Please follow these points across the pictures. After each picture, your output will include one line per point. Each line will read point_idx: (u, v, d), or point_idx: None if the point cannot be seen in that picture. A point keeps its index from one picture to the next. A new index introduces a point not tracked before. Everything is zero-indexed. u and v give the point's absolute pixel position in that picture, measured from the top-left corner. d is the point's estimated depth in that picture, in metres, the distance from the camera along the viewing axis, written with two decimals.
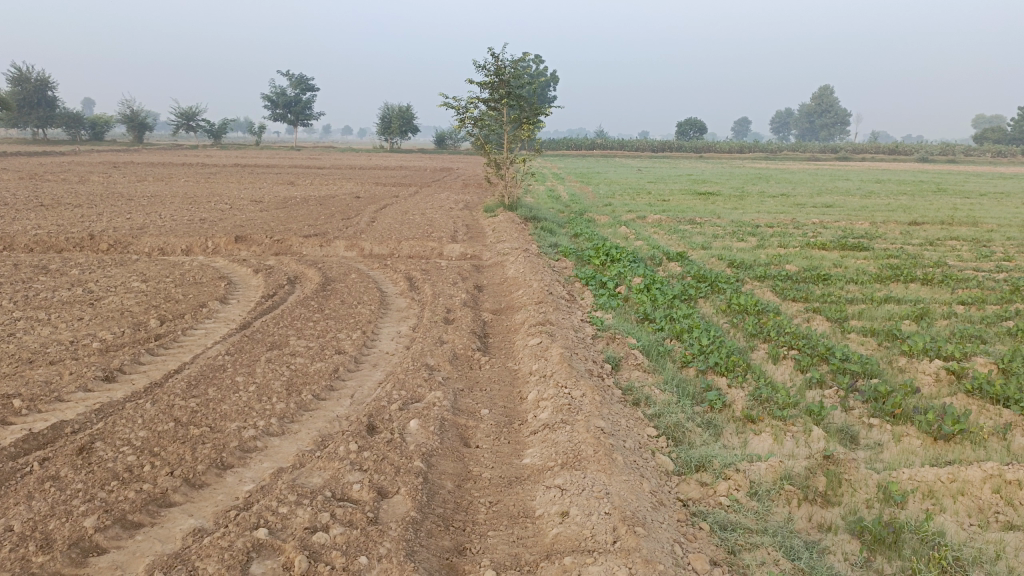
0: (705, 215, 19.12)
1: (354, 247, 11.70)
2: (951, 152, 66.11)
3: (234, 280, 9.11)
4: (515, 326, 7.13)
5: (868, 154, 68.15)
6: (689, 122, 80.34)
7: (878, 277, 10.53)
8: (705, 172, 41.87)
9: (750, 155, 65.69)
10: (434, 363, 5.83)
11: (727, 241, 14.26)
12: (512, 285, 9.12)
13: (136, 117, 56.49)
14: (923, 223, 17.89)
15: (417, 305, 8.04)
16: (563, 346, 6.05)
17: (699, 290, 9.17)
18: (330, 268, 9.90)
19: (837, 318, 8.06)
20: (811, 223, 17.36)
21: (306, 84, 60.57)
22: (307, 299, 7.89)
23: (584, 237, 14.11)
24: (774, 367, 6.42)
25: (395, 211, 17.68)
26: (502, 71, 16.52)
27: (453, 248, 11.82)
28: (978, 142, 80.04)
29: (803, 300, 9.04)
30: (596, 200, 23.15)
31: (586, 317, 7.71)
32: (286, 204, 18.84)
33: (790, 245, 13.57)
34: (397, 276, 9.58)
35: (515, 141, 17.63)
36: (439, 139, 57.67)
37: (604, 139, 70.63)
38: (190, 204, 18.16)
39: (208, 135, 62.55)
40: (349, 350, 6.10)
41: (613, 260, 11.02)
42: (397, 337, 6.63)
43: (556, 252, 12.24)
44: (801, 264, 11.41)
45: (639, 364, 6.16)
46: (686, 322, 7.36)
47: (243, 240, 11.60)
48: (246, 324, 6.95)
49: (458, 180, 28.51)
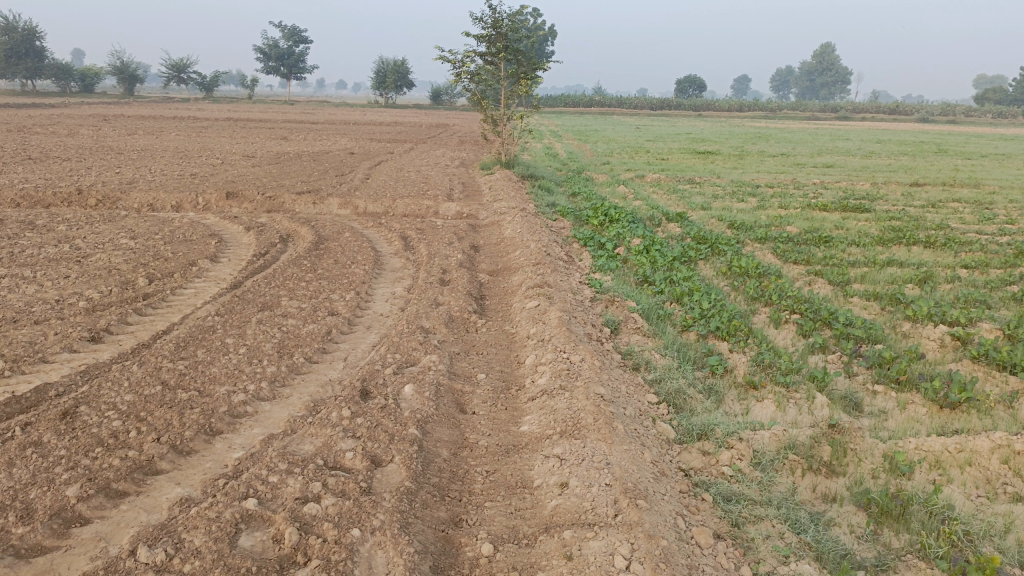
0: (704, 174, 18.87)
1: (348, 204, 11.48)
2: (952, 112, 65.47)
3: (225, 238, 8.92)
4: (513, 288, 6.99)
5: (868, 113, 67.46)
6: (688, 79, 79.28)
7: (880, 240, 10.38)
8: (704, 130, 41.38)
9: (749, 114, 64.94)
10: (429, 326, 5.70)
11: (727, 201, 14.06)
12: (509, 245, 8.95)
13: (126, 69, 55.41)
14: (924, 184, 17.69)
15: (412, 265, 7.88)
16: (562, 309, 5.91)
17: (699, 252, 9.01)
18: (323, 227, 9.70)
19: (839, 282, 7.94)
20: (811, 184, 17.14)
21: (299, 36, 59.39)
22: (300, 259, 7.72)
23: (582, 196, 13.89)
24: (776, 332, 6.30)
25: (390, 168, 17.39)
26: (499, 24, 16.08)
27: (449, 206, 11.61)
28: (980, 102, 79.23)
29: (804, 263, 8.89)
30: (594, 158, 22.85)
31: (585, 279, 7.57)
32: (279, 159, 18.53)
33: (791, 206, 13.39)
34: (392, 235, 9.40)
35: (512, 97, 17.27)
36: (435, 95, 56.81)
37: (602, 96, 69.69)
38: (181, 159, 17.83)
39: (199, 88, 61.47)
40: (342, 311, 5.96)
41: (612, 221, 10.83)
42: (391, 299, 6.48)
43: (553, 212, 12.04)
44: (802, 226, 11.25)
45: (639, 329, 6.04)
46: (687, 285, 7.23)
47: (234, 197, 11.36)
48: (237, 284, 6.78)
49: (454, 137, 28.09)
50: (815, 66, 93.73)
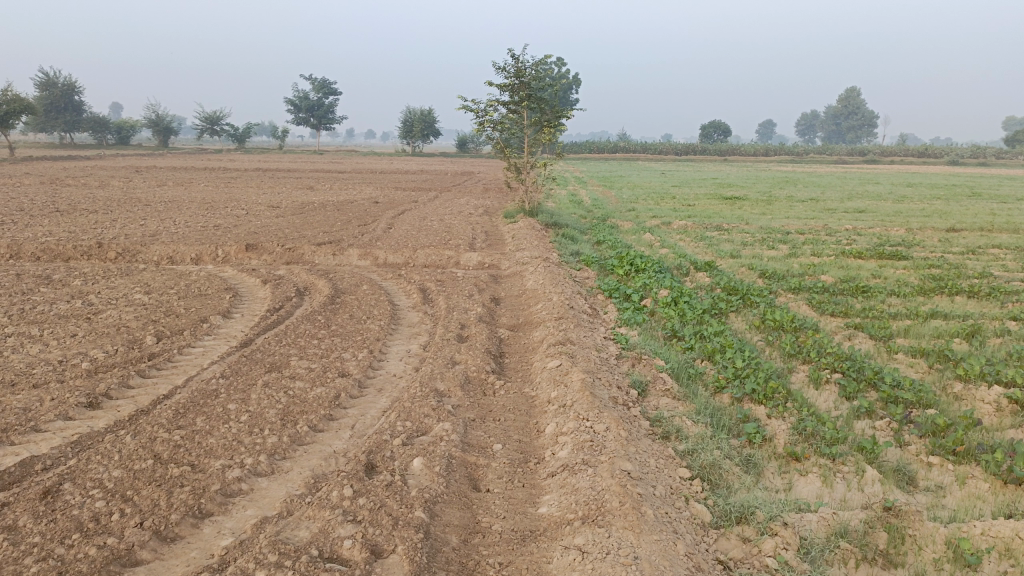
0: (732, 221, 18.51)
1: (368, 255, 11.29)
2: (983, 155, 64.60)
3: (240, 292, 8.72)
4: (534, 345, 6.65)
5: (897, 157, 66.88)
6: (713, 125, 79.49)
7: (920, 289, 9.90)
8: (730, 175, 41.16)
9: (775, 158, 64.63)
10: (444, 389, 5.36)
11: (757, 249, 13.66)
12: (531, 298, 8.64)
13: (161, 121, 56.79)
14: (961, 229, 17.15)
15: (429, 320, 7.58)
16: (585, 370, 5.54)
17: (730, 303, 8.62)
18: (341, 279, 9.49)
19: (881, 337, 7.48)
20: (843, 230, 16.69)
21: (329, 88, 60.61)
22: (314, 314, 7.47)
23: (607, 244, 13.60)
24: (816, 394, 5.87)
25: (413, 217, 17.29)
26: (523, 73, 16.06)
27: (471, 256, 11.37)
28: (1012, 143, 78.20)
29: (842, 316, 8.45)
30: (619, 205, 22.61)
31: (610, 334, 7.21)
32: (303, 209, 18.54)
33: (823, 253, 12.96)
34: (411, 287, 9.14)
35: (536, 145, 17.15)
36: (461, 143, 57.41)
37: (627, 142, 69.97)
38: (206, 210, 17.91)
39: (231, 139, 62.76)
40: (353, 372, 5.65)
41: (638, 270, 10.49)
42: (406, 358, 6.17)
43: (578, 261, 11.74)
44: (837, 275, 10.81)
45: (668, 390, 5.65)
46: (718, 341, 6.83)
47: (253, 248, 11.24)
48: (247, 341, 6.52)
49: (478, 184, 28.10)
50: (841, 110, 93.47)
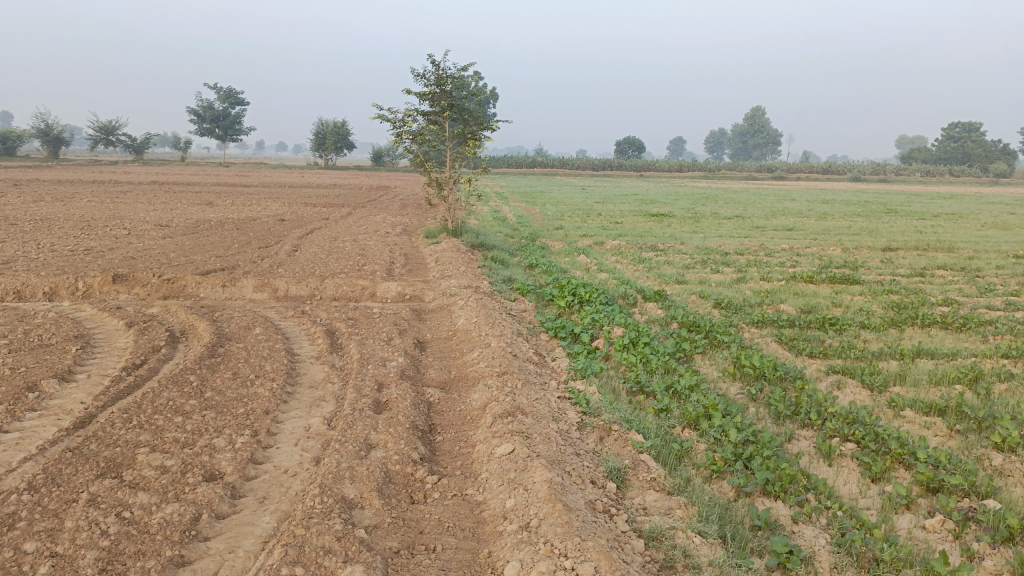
0: (667, 240, 17.59)
1: (266, 286, 9.57)
2: (884, 172, 67.13)
3: (95, 341, 6.90)
4: (472, 413, 5.17)
5: (803, 173, 68.91)
6: (627, 141, 80.14)
7: (890, 320, 8.99)
8: (649, 191, 40.87)
9: (689, 174, 65.35)
10: (354, 496, 3.83)
11: (701, 272, 12.62)
12: (461, 342, 7.17)
13: (49, 131, 52.54)
14: (897, 249, 16.72)
15: (338, 376, 6.01)
16: (547, 460, 4.13)
17: (696, 344, 7.36)
18: (229, 319, 7.77)
19: (879, 389, 6.37)
20: (781, 249, 15.94)
21: (236, 98, 57.57)
22: (183, 373, 5.77)
23: (541, 269, 12.27)
24: (834, 476, 4.63)
25: (323, 237, 15.54)
26: (444, 80, 14.63)
27: (389, 287, 9.81)
28: (906, 160, 82.02)
29: (824, 357, 7.33)
30: (544, 222, 21.43)
31: (567, 393, 5.81)
32: (197, 228, 16.52)
33: (773, 277, 12.02)
34: (315, 329, 7.53)
35: (459, 159, 15.76)
36: (376, 157, 55.43)
37: (546, 156, 69.33)
38: (82, 230, 15.67)
39: (128, 150, 58.77)
40: (224, 473, 4.04)
41: (582, 301, 9.14)
42: (302, 440, 4.58)
43: (511, 290, 10.36)
44: (798, 304, 9.79)
45: (654, 480, 4.27)
46: (700, 399, 5.52)
47: (123, 280, 9.35)
48: (84, 423, 4.81)
49: (395, 200, 26.43)
50: (749, 127, 96.10)
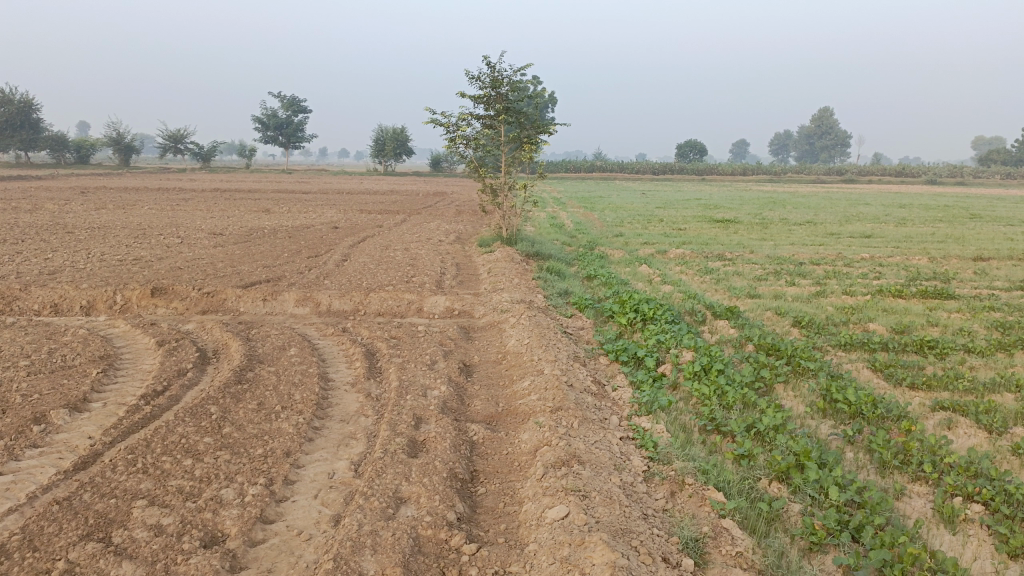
0: (734, 248, 16.59)
1: (308, 300, 9.07)
2: (960, 174, 64.02)
3: (120, 363, 6.45)
4: (520, 459, 4.47)
5: (874, 176, 66.19)
6: (688, 144, 78.52)
7: (998, 343, 7.93)
8: (713, 195, 39.53)
9: (754, 178, 63.37)
10: (374, 573, 3.17)
11: (774, 284, 11.67)
12: (512, 367, 6.48)
13: (121, 140, 54.08)
14: (989, 258, 15.39)
15: (373, 407, 5.37)
16: (609, 532, 3.39)
17: (776, 372, 6.51)
18: (265, 337, 7.27)
19: (1001, 431, 5.42)
20: (860, 259, 14.81)
21: (298, 106, 58.34)
22: (203, 403, 5.23)
23: (600, 281, 11.51)
24: (963, 551, 3.77)
25: (374, 246, 15.11)
26: (499, 82, 14.03)
27: (437, 301, 9.21)
28: (985, 161, 78.15)
29: (927, 389, 6.39)
30: (604, 229, 20.64)
31: (631, 433, 5.05)
32: (249, 237, 16.29)
33: (856, 290, 11.00)
34: (354, 350, 6.94)
35: (514, 164, 15.11)
36: (434, 162, 55.36)
37: (604, 161, 68.25)
38: (136, 239, 15.57)
39: (195, 159, 60.13)
40: (227, 538, 3.44)
41: (646, 318, 8.33)
42: (322, 493, 3.96)
43: (568, 305, 9.64)
44: (888, 323, 8.80)
45: (740, 556, 3.49)
46: (789, 443, 4.70)
47: (162, 292, 8.97)
48: (86, 465, 4.29)
49: (450, 207, 25.99)
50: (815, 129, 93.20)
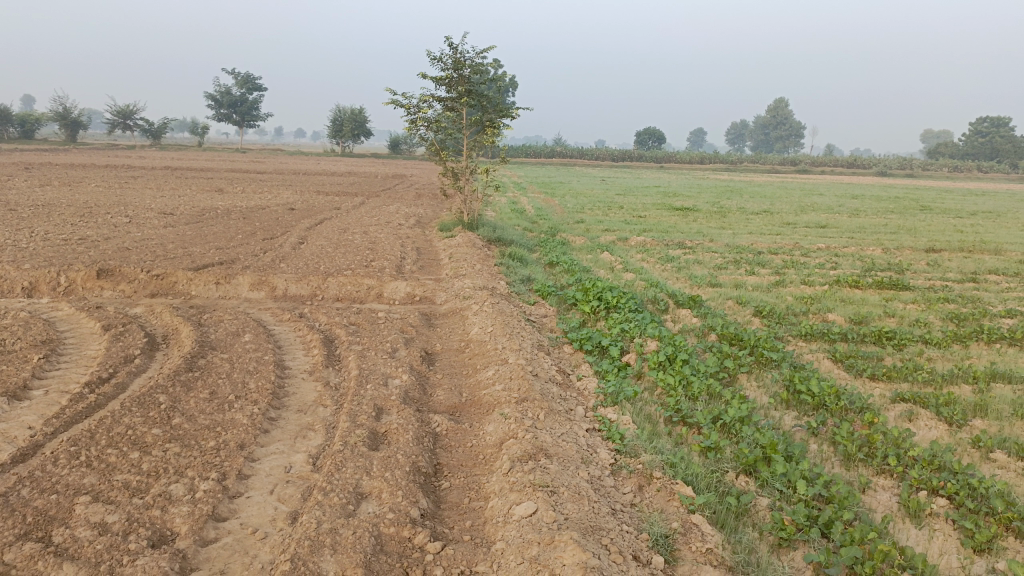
0: (694, 237, 16.66)
1: (263, 285, 8.79)
2: (909, 167, 65.58)
3: (63, 349, 6.13)
4: (485, 452, 4.35)
5: (828, 167, 67.43)
6: (647, 132, 78.94)
7: (953, 335, 8.05)
8: (671, 183, 39.75)
9: (711, 166, 64.01)
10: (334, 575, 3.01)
11: (735, 273, 11.73)
12: (475, 355, 6.34)
13: (67, 114, 52.14)
14: (941, 250, 15.72)
15: (332, 397, 5.19)
16: (579, 531, 3.28)
17: (740, 362, 6.49)
18: (218, 323, 6.99)
19: (960, 423, 5.47)
20: (817, 249, 14.99)
21: (253, 84, 56.96)
22: (152, 391, 4.99)
23: (562, 268, 11.41)
24: (928, 545, 3.77)
25: (332, 229, 14.78)
26: (461, 64, 13.78)
27: (397, 287, 9.01)
28: (933, 155, 80.18)
29: (887, 380, 6.44)
30: (564, 215, 20.56)
31: (597, 425, 4.97)
32: (202, 217, 15.80)
33: (814, 280, 11.10)
34: (312, 336, 6.72)
35: (476, 148, 14.89)
36: (393, 144, 54.67)
37: (564, 146, 68.22)
38: (82, 218, 14.96)
39: (145, 135, 58.36)
40: (178, 538, 3.25)
41: (609, 306, 8.26)
42: (279, 488, 3.78)
43: (530, 292, 9.52)
44: (847, 314, 8.88)
45: (711, 552, 3.42)
46: (755, 436, 4.66)
47: (109, 274, 8.59)
48: (24, 458, 4.03)
49: (410, 190, 25.62)
50: (771, 120, 94.45)
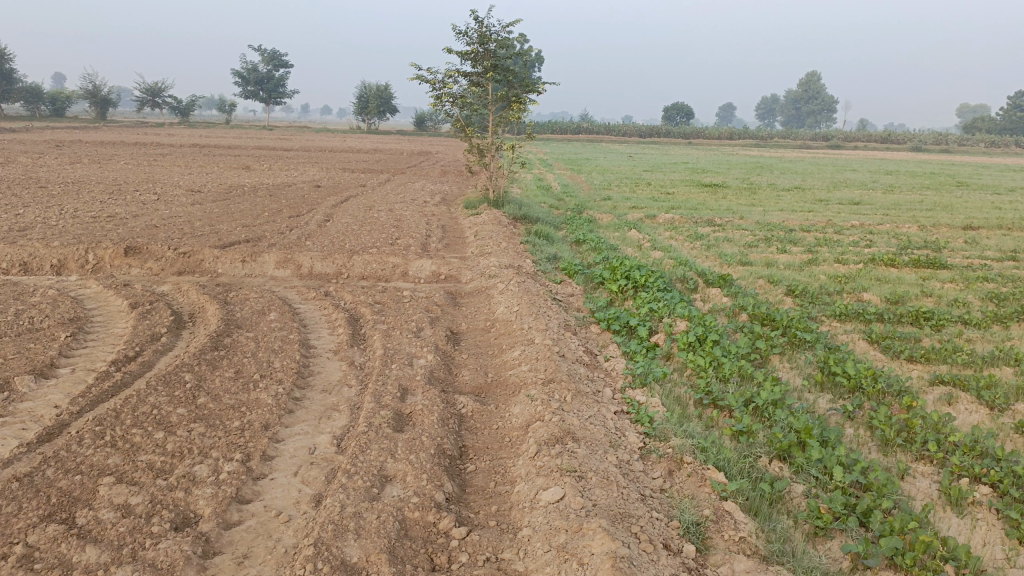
0: (724, 214, 16.38)
1: (289, 262, 8.76)
2: (945, 142, 64.00)
3: (91, 326, 6.14)
4: (511, 434, 4.27)
5: (860, 142, 66.05)
6: (676, 107, 77.83)
7: (994, 316, 7.80)
8: (700, 159, 39.18)
9: (740, 142, 63.03)
10: (358, 560, 2.96)
11: (766, 251, 11.49)
12: (501, 335, 6.25)
13: (98, 92, 52.58)
14: (979, 227, 15.29)
15: (357, 377, 5.14)
16: (608, 518, 3.20)
17: (772, 343, 6.33)
18: (244, 300, 6.98)
19: (1003, 407, 5.28)
20: (851, 226, 14.66)
21: (280, 61, 56.97)
22: (178, 370, 4.98)
23: (589, 246, 11.27)
24: (971, 536, 3.63)
25: (357, 206, 14.74)
26: (487, 38, 13.57)
27: (423, 265, 8.94)
28: (970, 130, 78.16)
29: (925, 363, 6.25)
30: (591, 193, 20.33)
31: (626, 407, 4.87)
32: (229, 195, 15.83)
33: (848, 259, 10.84)
34: (337, 314, 6.68)
35: (502, 124, 14.71)
36: (419, 121, 54.49)
37: (591, 122, 67.49)
38: (111, 195, 15.06)
39: (174, 113, 58.73)
40: (201, 521, 3.22)
41: (638, 285, 8.12)
42: (303, 470, 3.74)
43: (557, 270, 9.40)
44: (882, 293, 8.64)
45: (744, 541, 3.32)
46: (789, 420, 4.53)
47: (136, 252, 8.60)
48: (50, 437, 4.04)
49: (435, 167, 25.51)
50: (802, 94, 92.62)
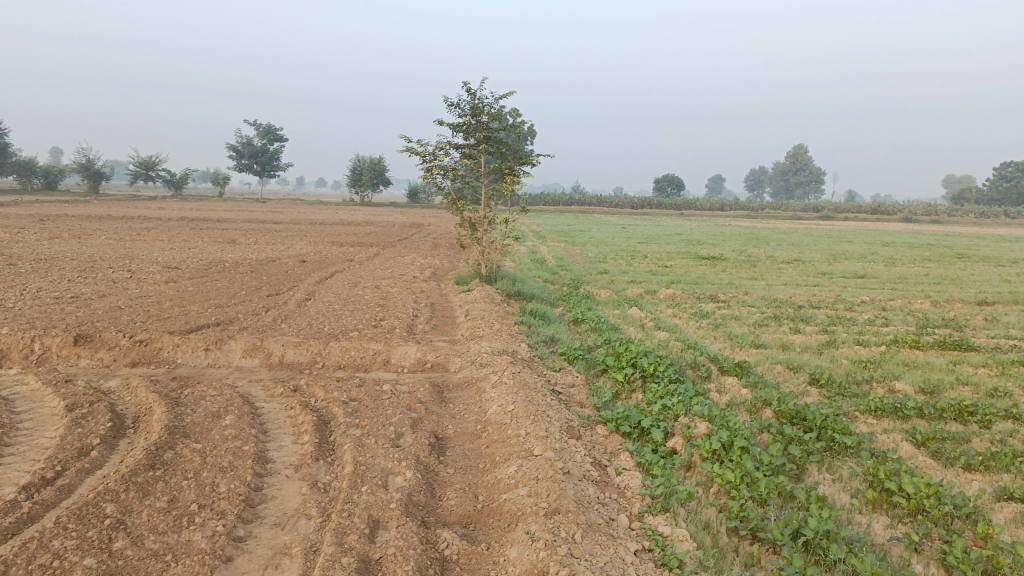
0: (727, 288, 15.69)
1: (258, 351, 7.91)
2: (935, 212, 64.39)
3: (10, 436, 5.23)
4: None
5: (850, 213, 66.38)
6: (666, 179, 78.51)
7: None
8: (695, 231, 38.90)
9: (732, 213, 63.29)
10: None
11: (778, 332, 10.72)
12: (494, 444, 5.36)
13: (91, 165, 52.43)
14: (993, 302, 14.63)
15: (318, 505, 4.21)
16: None
17: (808, 450, 5.46)
18: (199, 399, 6.09)
19: None
20: (861, 302, 13.96)
21: (274, 135, 57.28)
22: (99, 498, 4.07)
23: (588, 327, 10.48)
24: None
25: (342, 283, 13.97)
26: (479, 110, 13.10)
27: (407, 352, 8.10)
28: (958, 201, 78.90)
29: (985, 472, 5.37)
30: (587, 266, 19.69)
31: (647, 544, 3.97)
32: (208, 271, 15.06)
33: (868, 340, 10.06)
34: (304, 417, 5.78)
35: (495, 197, 14.10)
36: (412, 193, 54.47)
37: (584, 194, 67.76)
38: (83, 273, 14.25)
39: (166, 186, 58.59)
40: None
41: (646, 375, 7.27)
42: None
43: (555, 355, 8.56)
44: (915, 381, 7.82)
45: None
46: (853, 563, 3.64)
47: (88, 340, 7.74)
48: None
49: (427, 240, 24.93)
50: (790, 166, 93.96)
